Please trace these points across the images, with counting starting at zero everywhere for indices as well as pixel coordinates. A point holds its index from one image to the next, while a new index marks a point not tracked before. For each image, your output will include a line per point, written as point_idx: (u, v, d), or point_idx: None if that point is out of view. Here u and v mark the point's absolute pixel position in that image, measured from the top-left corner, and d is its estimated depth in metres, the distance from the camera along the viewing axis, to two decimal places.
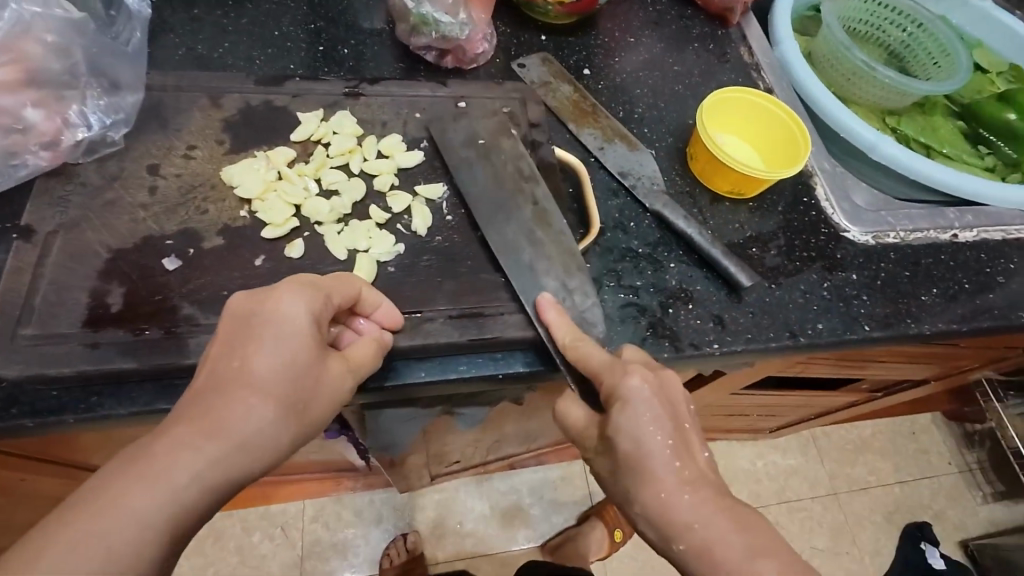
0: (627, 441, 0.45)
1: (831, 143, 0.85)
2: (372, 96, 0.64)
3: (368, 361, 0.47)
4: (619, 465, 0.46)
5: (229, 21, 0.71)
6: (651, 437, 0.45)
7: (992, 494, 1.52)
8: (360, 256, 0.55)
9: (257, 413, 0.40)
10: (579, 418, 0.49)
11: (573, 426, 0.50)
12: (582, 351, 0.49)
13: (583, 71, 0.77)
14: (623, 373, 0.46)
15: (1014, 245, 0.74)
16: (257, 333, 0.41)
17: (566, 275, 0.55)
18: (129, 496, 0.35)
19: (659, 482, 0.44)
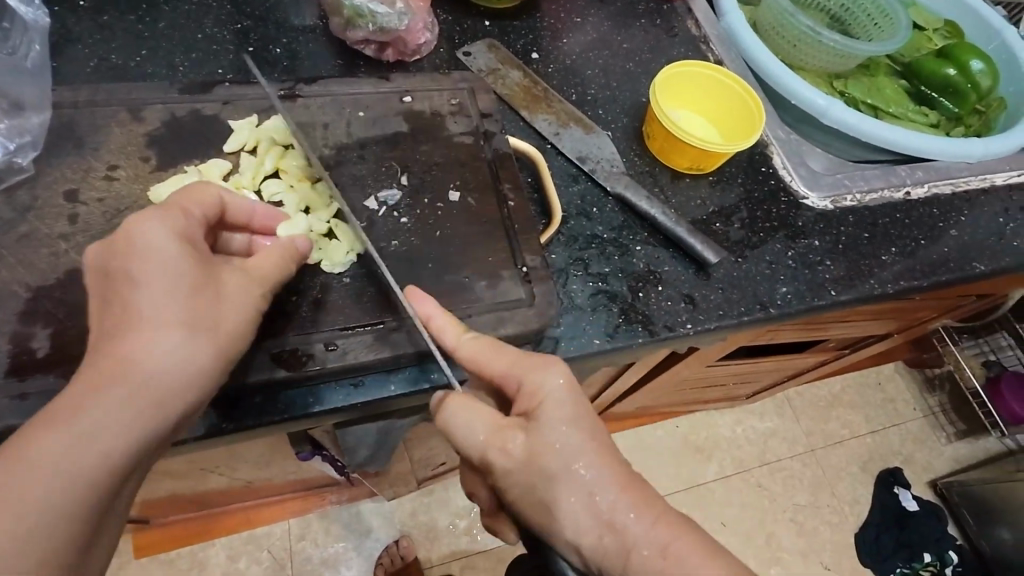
0: (552, 454, 0.43)
1: (783, 111, 0.86)
2: (310, 97, 0.60)
3: (272, 267, 0.46)
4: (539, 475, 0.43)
5: (145, 26, 0.66)
6: (572, 444, 0.44)
7: (955, 433, 1.59)
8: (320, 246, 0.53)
9: (154, 367, 0.38)
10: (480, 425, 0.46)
11: (475, 438, 0.46)
12: (478, 358, 0.47)
13: (531, 55, 0.75)
14: (540, 372, 0.45)
15: (963, 198, 0.76)
16: (133, 266, 0.40)
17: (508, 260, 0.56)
18: (29, 469, 0.34)
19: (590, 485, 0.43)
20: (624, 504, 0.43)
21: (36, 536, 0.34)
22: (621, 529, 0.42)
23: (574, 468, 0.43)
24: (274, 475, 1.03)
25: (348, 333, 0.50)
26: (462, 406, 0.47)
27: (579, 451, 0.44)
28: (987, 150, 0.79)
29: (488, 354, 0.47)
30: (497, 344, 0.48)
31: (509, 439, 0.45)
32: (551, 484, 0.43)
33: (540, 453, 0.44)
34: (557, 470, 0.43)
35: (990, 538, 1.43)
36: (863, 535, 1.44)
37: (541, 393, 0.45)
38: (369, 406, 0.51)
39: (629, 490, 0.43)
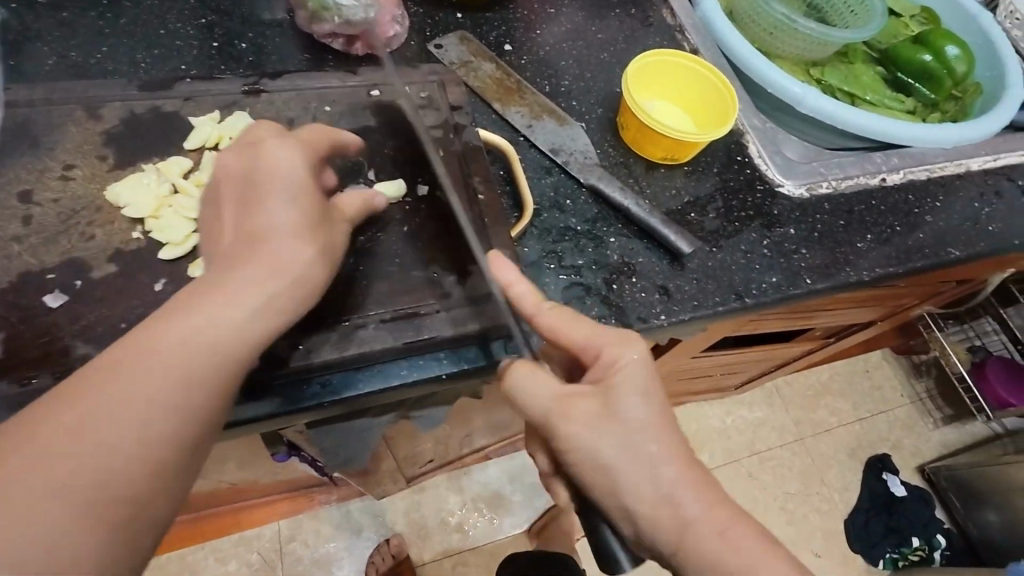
0: (625, 424, 0.44)
1: (759, 100, 0.85)
2: (275, 92, 0.59)
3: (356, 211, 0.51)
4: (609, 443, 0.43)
5: (106, 23, 0.64)
6: (643, 420, 0.44)
7: (942, 418, 1.61)
8: None
9: (242, 291, 0.41)
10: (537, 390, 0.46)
11: (534, 402, 0.46)
12: (560, 322, 0.48)
13: (504, 47, 0.74)
14: (622, 346, 0.46)
15: (938, 184, 0.76)
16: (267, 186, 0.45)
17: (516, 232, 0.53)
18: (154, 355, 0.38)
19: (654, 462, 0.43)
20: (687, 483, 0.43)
21: (164, 409, 0.37)
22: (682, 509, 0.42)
23: (645, 444, 0.43)
24: (258, 477, 1.02)
25: (314, 331, 0.50)
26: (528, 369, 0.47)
27: (654, 426, 0.44)
28: (962, 135, 0.79)
29: (574, 322, 0.48)
30: (575, 316, 0.48)
31: (576, 406, 0.45)
32: (624, 458, 0.43)
33: (615, 422, 0.44)
34: (640, 438, 0.43)
35: (977, 521, 1.44)
36: (853, 522, 1.45)
37: (619, 365, 0.45)
38: (339, 405, 0.50)
39: (688, 469, 0.43)
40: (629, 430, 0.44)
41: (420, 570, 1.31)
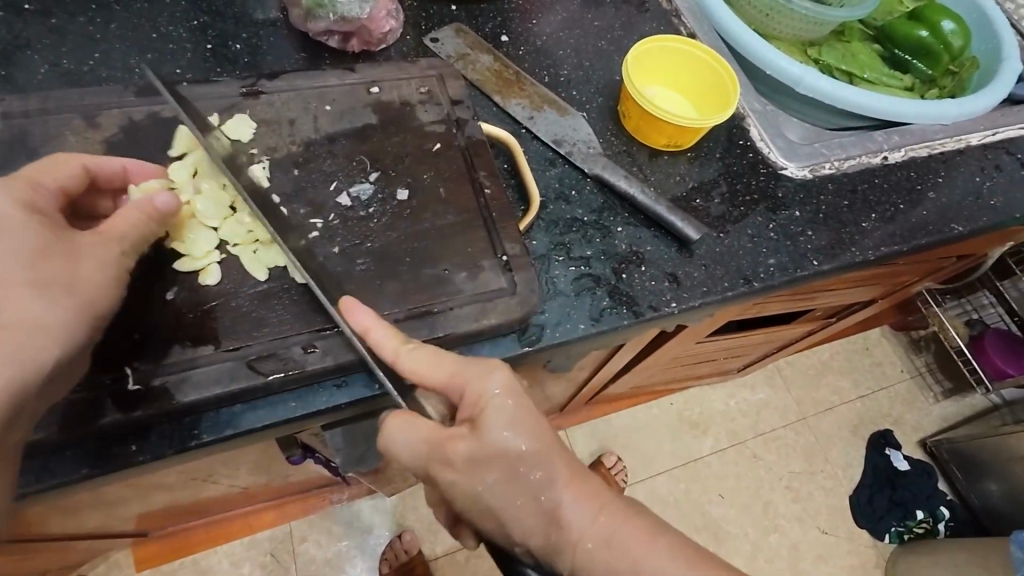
0: (500, 462, 0.44)
1: (759, 83, 0.84)
2: (273, 93, 0.58)
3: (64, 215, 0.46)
4: (486, 481, 0.44)
5: (97, 28, 0.63)
6: (514, 458, 0.44)
7: (942, 392, 1.63)
8: (302, 254, 0.51)
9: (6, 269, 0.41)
10: (416, 442, 0.45)
11: (419, 461, 0.45)
12: (423, 378, 0.45)
13: (501, 38, 0.73)
14: (486, 382, 0.45)
15: (939, 160, 0.77)
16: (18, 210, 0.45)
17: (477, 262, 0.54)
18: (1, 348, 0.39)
19: (534, 484, 0.45)
20: (574, 501, 0.46)
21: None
22: (572, 520, 0.45)
23: (528, 475, 0.45)
24: (270, 480, 1.02)
25: (327, 334, 0.49)
26: (402, 422, 0.45)
27: (531, 456, 0.45)
28: (961, 111, 0.79)
29: (433, 370, 0.45)
30: (446, 357, 0.46)
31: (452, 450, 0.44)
32: (506, 488, 0.45)
33: (491, 463, 0.44)
34: (518, 473, 0.44)
35: (979, 492, 1.46)
36: (857, 498, 1.47)
37: (485, 402, 0.44)
38: (355, 405, 0.50)
39: (570, 483, 0.46)
40: (507, 465, 0.44)
41: (433, 565, 1.32)
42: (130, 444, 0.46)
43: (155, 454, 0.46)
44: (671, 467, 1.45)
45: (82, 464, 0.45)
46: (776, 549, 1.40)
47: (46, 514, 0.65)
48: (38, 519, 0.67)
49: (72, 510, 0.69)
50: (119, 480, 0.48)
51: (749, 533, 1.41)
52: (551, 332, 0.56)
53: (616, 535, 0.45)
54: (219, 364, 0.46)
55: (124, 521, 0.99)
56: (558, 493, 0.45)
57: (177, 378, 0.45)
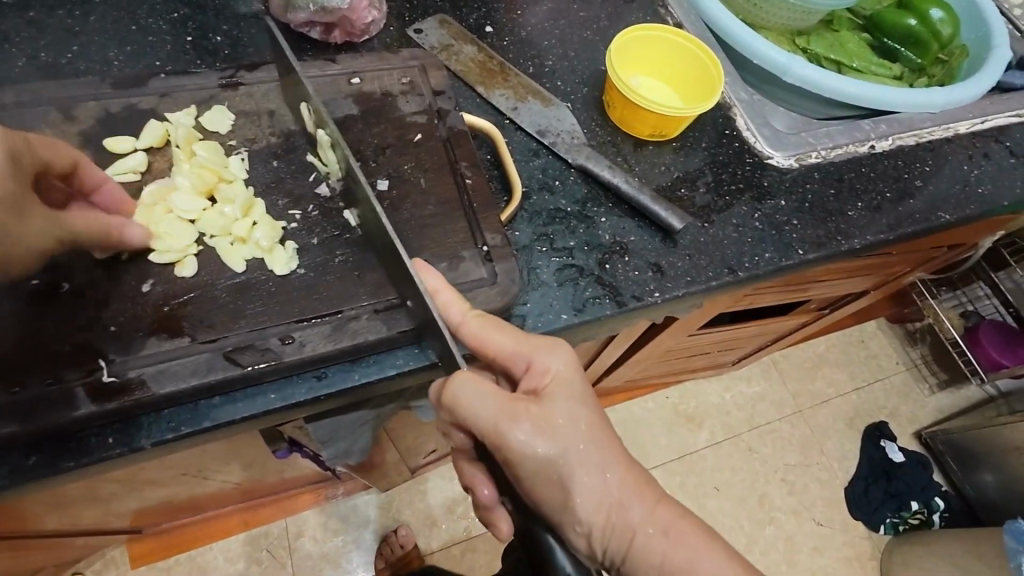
0: (565, 436, 0.47)
1: (747, 72, 0.84)
2: (253, 84, 0.58)
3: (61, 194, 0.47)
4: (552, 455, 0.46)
5: (76, 21, 0.63)
6: (576, 437, 0.47)
7: (937, 383, 1.63)
8: (273, 250, 0.51)
9: None
10: (486, 404, 0.46)
11: (483, 429, 0.46)
12: (490, 348, 0.48)
13: (485, 29, 0.73)
14: (551, 356, 0.48)
15: (926, 148, 0.76)
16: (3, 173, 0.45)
17: (458, 251, 0.54)
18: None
19: (597, 464, 0.48)
20: (632, 491, 0.49)
21: None
22: (628, 508, 0.48)
23: (591, 453, 0.48)
24: (262, 476, 1.02)
25: (305, 325, 0.49)
26: (467, 381, 0.46)
27: (591, 434, 0.48)
28: (949, 98, 0.79)
29: (500, 342, 0.48)
30: (508, 332, 0.49)
31: (521, 414, 0.46)
32: (570, 466, 0.47)
33: (555, 435, 0.47)
34: (579, 455, 0.47)
35: (974, 483, 1.47)
36: (853, 490, 1.47)
37: (552, 375, 0.48)
38: (335, 397, 0.50)
39: (628, 470, 0.49)
40: (570, 443, 0.47)
41: (429, 560, 1.32)
42: (107, 437, 0.46)
43: (132, 446, 0.46)
44: (667, 461, 1.45)
45: (58, 456, 0.45)
46: (771, 541, 1.41)
47: (34, 510, 0.65)
48: (27, 515, 0.67)
49: (61, 507, 0.69)
50: (97, 473, 0.48)
51: (744, 525, 1.41)
52: (534, 323, 0.56)
53: (664, 525, 0.49)
54: (196, 356, 0.46)
55: (117, 518, 1.00)
56: (617, 480, 0.48)
57: (153, 369, 0.45)
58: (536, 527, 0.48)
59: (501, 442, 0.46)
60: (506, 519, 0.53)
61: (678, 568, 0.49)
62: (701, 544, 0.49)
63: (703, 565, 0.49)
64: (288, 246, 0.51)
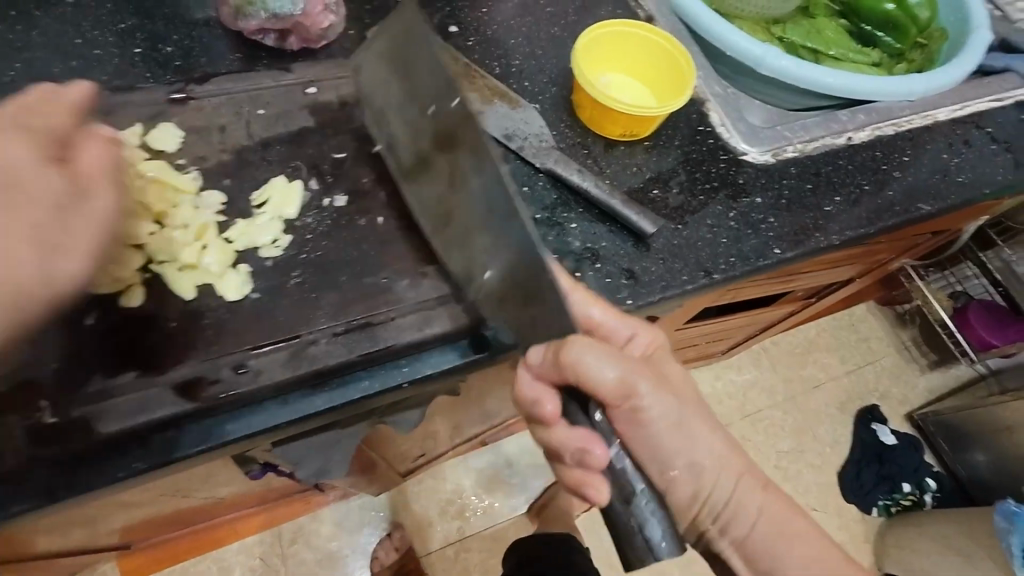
0: (666, 408, 0.48)
1: (719, 64, 0.81)
2: (202, 98, 0.56)
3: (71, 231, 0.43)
4: (667, 417, 0.48)
5: (18, 36, 0.60)
6: (667, 435, 0.48)
7: (928, 364, 1.63)
8: (223, 277, 0.50)
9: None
10: (607, 373, 0.45)
11: (608, 383, 0.45)
12: (593, 372, 0.45)
13: (450, 29, 0.70)
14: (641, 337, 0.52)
15: (906, 137, 0.75)
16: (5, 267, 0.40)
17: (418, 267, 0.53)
18: None
19: (698, 431, 0.49)
20: (720, 459, 0.50)
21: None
22: (712, 475, 0.49)
23: (690, 421, 0.49)
24: (251, 487, 1.01)
25: (260, 353, 0.47)
26: (592, 346, 0.45)
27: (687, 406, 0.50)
28: (927, 85, 0.77)
29: (602, 361, 0.45)
30: (616, 353, 0.46)
31: (636, 386, 0.46)
32: (676, 430, 0.48)
33: (659, 404, 0.47)
34: (672, 448, 0.48)
35: (965, 462, 1.48)
36: (845, 473, 1.47)
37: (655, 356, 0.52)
38: (297, 424, 0.47)
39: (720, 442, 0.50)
40: (675, 405, 0.49)
41: (425, 561, 1.32)
42: None
43: None
44: None
45: None
46: None
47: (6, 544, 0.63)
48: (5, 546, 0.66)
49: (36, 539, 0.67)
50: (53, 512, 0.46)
51: None
52: None
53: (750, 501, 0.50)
54: (144, 392, 0.44)
55: (105, 536, 0.98)
56: (708, 445, 0.49)
57: (98, 408, 0.44)
58: (610, 502, 0.45)
59: (583, 445, 0.45)
60: (604, 488, 0.46)
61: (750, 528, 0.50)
62: (793, 518, 0.51)
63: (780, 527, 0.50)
64: (241, 272, 0.50)
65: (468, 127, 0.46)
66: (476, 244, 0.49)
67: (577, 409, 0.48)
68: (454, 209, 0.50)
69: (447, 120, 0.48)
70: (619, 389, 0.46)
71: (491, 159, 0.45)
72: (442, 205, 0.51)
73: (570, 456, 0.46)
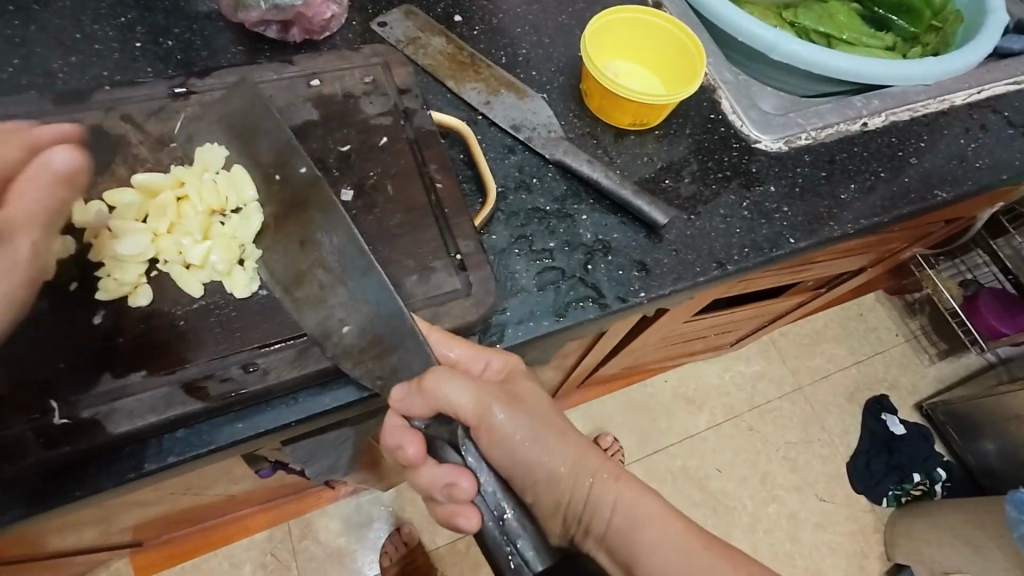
0: (525, 426, 0.45)
1: (730, 50, 0.79)
2: (204, 92, 0.54)
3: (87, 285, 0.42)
4: (527, 437, 0.44)
5: (16, 31, 0.59)
6: (529, 454, 0.44)
7: (938, 354, 1.61)
8: (230, 274, 0.48)
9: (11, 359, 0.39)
10: (457, 397, 0.43)
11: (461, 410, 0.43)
12: (449, 400, 0.43)
13: (454, 18, 0.68)
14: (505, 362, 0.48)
15: (922, 123, 0.73)
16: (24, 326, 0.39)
17: (429, 260, 0.51)
18: None
19: (563, 444, 0.46)
20: (591, 469, 0.47)
21: None
22: (581, 485, 0.46)
23: (553, 437, 0.46)
24: (260, 484, 1.01)
25: (268, 350, 0.46)
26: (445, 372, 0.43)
27: (551, 422, 0.47)
28: (945, 68, 0.75)
29: (452, 386, 0.43)
30: (469, 377, 0.44)
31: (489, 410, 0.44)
32: (539, 447, 0.45)
33: (517, 424, 0.44)
34: (537, 467, 0.44)
35: (975, 451, 1.46)
36: (854, 464, 1.46)
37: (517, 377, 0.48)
38: (307, 422, 0.48)
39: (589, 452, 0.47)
40: (534, 423, 0.45)
41: (434, 555, 1.32)
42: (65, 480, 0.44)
43: (91, 489, 0.44)
44: (668, 445, 1.44)
45: (13, 504, 0.43)
46: (775, 518, 1.41)
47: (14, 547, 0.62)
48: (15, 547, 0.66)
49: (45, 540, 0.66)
50: (63, 514, 0.46)
51: (747, 505, 1.41)
52: (514, 331, 0.54)
53: (629, 510, 0.46)
54: (153, 391, 0.44)
55: (116, 534, 0.98)
56: (576, 458, 0.46)
57: (106, 408, 0.43)
58: (481, 526, 0.43)
59: (447, 480, 0.42)
60: (473, 516, 0.42)
61: (624, 530, 0.46)
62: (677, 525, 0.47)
63: (653, 529, 0.46)
64: (247, 267, 0.49)
65: (318, 190, 0.50)
66: (330, 299, 0.48)
67: (445, 444, 0.45)
68: (309, 270, 0.48)
69: (296, 185, 0.51)
70: (475, 412, 0.44)
71: (342, 217, 0.49)
72: (295, 271, 0.49)
73: (435, 495, 0.43)
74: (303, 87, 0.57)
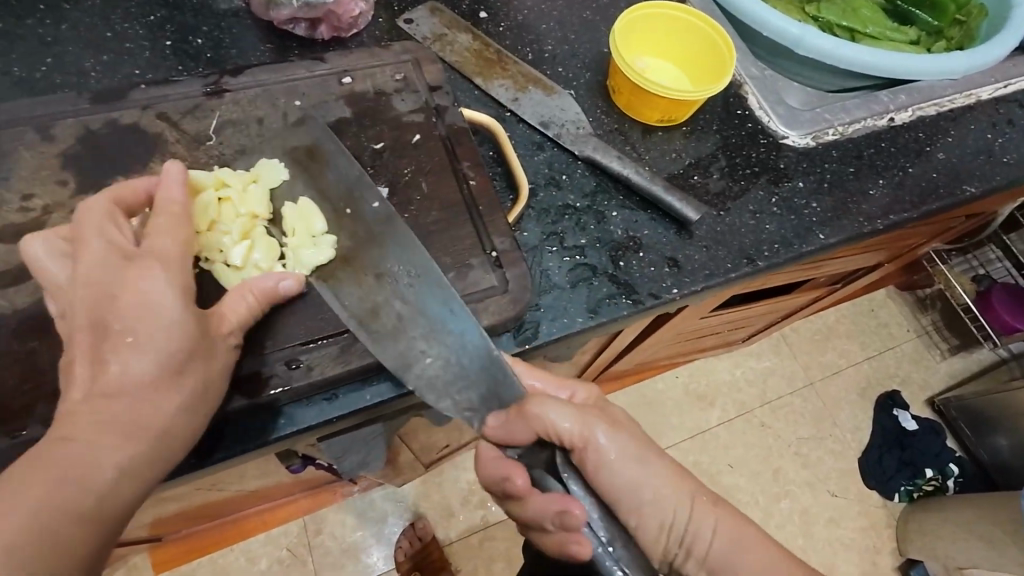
0: (625, 451, 0.46)
1: (753, 45, 0.79)
2: (238, 90, 0.55)
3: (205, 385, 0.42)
4: (625, 461, 0.46)
5: (47, 30, 0.59)
6: (630, 478, 0.45)
7: (950, 349, 1.60)
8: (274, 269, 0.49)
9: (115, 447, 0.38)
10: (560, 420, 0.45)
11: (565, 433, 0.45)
12: (552, 425, 0.45)
13: (479, 15, 0.68)
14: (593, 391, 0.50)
15: (948, 118, 0.73)
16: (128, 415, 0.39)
17: (464, 257, 0.52)
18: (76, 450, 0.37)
19: (661, 469, 0.47)
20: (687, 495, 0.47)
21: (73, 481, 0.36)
22: (680, 510, 0.46)
23: (651, 462, 0.47)
24: (279, 480, 1.02)
25: (312, 347, 0.47)
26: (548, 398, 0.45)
27: (646, 447, 0.48)
28: (972, 62, 0.74)
29: (556, 411, 0.45)
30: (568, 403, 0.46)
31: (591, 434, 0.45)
32: (639, 472, 0.46)
33: (617, 449, 0.46)
34: (638, 491, 0.45)
35: (988, 447, 1.46)
36: (866, 459, 1.46)
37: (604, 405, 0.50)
38: (346, 418, 0.49)
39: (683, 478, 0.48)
40: (631, 447, 0.47)
41: (448, 550, 1.32)
42: None
43: None
44: (680, 441, 1.44)
45: None
46: (787, 514, 1.41)
47: None
48: None
49: None
50: None
51: (759, 500, 1.42)
52: (548, 328, 0.54)
53: (725, 535, 0.47)
54: None
55: (138, 529, 0.99)
56: (672, 483, 0.47)
57: None
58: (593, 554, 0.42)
59: (556, 506, 0.43)
60: (586, 541, 0.42)
61: (719, 554, 0.46)
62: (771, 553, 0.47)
63: (743, 553, 0.47)
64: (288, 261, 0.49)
65: (393, 225, 0.50)
66: (408, 332, 0.47)
67: (544, 471, 0.47)
68: (384, 302, 0.48)
69: (329, 185, 0.51)
70: (577, 436, 0.45)
71: (417, 246, 0.49)
72: (368, 304, 0.48)
73: (545, 524, 0.43)
74: (333, 85, 0.57)
